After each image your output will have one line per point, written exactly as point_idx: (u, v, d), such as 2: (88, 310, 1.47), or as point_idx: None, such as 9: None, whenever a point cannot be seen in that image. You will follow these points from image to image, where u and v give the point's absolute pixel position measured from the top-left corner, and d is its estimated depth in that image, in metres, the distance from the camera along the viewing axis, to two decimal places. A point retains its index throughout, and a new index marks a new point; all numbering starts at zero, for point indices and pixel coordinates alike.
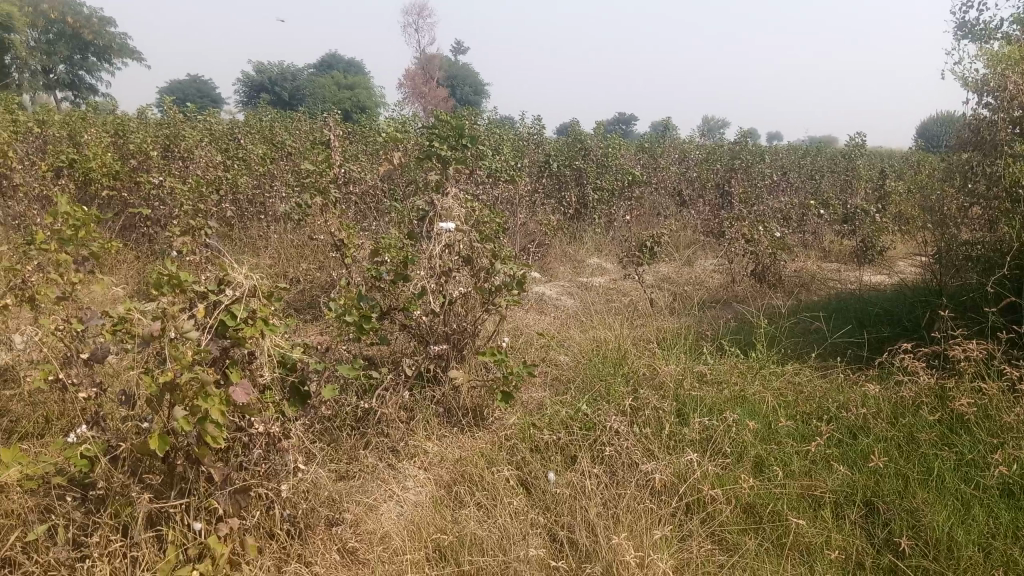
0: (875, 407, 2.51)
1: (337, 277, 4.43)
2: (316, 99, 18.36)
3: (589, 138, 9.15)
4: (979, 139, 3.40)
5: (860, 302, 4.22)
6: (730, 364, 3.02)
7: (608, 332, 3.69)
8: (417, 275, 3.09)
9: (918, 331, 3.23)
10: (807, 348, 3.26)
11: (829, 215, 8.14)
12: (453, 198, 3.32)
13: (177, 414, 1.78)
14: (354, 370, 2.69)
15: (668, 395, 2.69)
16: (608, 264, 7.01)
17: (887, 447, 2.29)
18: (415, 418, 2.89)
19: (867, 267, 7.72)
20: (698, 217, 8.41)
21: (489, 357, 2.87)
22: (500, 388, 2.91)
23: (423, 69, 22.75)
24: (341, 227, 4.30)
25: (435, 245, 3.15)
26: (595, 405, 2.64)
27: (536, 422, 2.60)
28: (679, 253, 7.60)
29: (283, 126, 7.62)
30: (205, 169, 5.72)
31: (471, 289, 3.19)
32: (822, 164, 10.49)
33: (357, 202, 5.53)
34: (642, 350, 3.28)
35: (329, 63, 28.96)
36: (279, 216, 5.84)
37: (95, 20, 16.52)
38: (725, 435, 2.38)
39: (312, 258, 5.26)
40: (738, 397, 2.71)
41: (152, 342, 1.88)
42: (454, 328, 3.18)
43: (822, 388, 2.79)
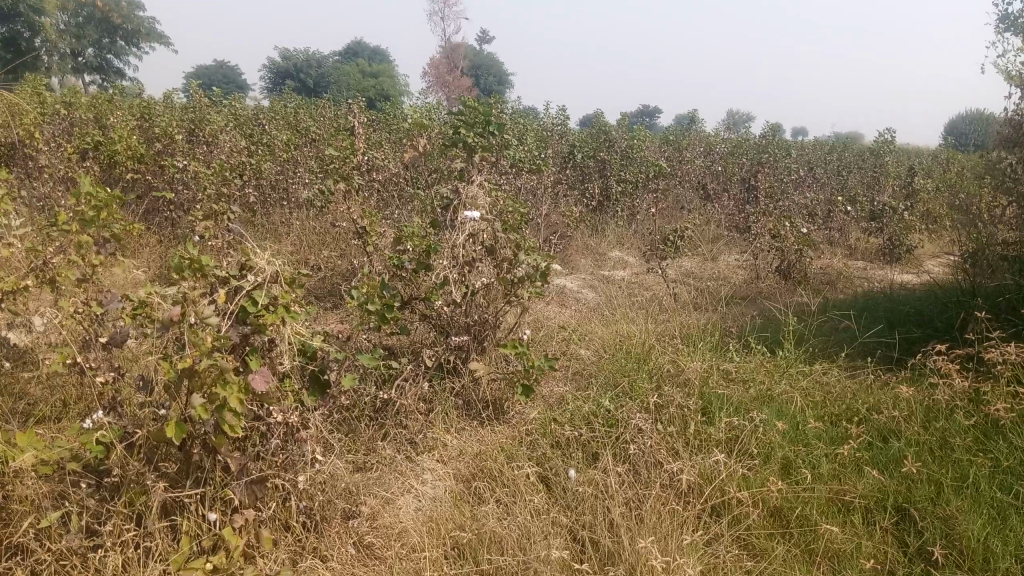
0: (907, 410, 2.44)
1: (359, 265, 4.40)
2: (340, 86, 18.37)
3: (614, 129, 9.14)
4: (1021, 135, 3.29)
5: (889, 302, 4.13)
6: (757, 361, 2.96)
7: (632, 326, 3.63)
8: (439, 265, 3.06)
9: (950, 332, 3.13)
10: (835, 348, 3.19)
11: (856, 211, 8.02)
12: (478, 187, 3.27)
13: (194, 402, 1.75)
14: (375, 360, 2.65)
15: (693, 392, 2.64)
16: (631, 257, 6.94)
17: (920, 452, 2.23)
18: (433, 410, 2.86)
19: (894, 265, 7.58)
20: (723, 211, 8.31)
21: (510, 350, 2.83)
22: (520, 381, 2.87)
23: (448, 58, 22.70)
24: (364, 214, 4.27)
25: (458, 235, 3.12)
26: (618, 401, 2.59)
27: (558, 417, 2.55)
28: (703, 247, 7.52)
29: (307, 112, 7.61)
30: (229, 154, 5.72)
31: (493, 279, 3.14)
32: (849, 160, 10.33)
33: (380, 190, 5.50)
34: (667, 346, 3.22)
35: (355, 51, 28.99)
36: (302, 202, 5.83)
37: (124, 4, 16.62)
38: (752, 436, 2.32)
39: (334, 245, 5.24)
40: (766, 397, 2.66)
41: (171, 327, 1.86)
42: (475, 319, 3.15)
43: (851, 389, 2.72)
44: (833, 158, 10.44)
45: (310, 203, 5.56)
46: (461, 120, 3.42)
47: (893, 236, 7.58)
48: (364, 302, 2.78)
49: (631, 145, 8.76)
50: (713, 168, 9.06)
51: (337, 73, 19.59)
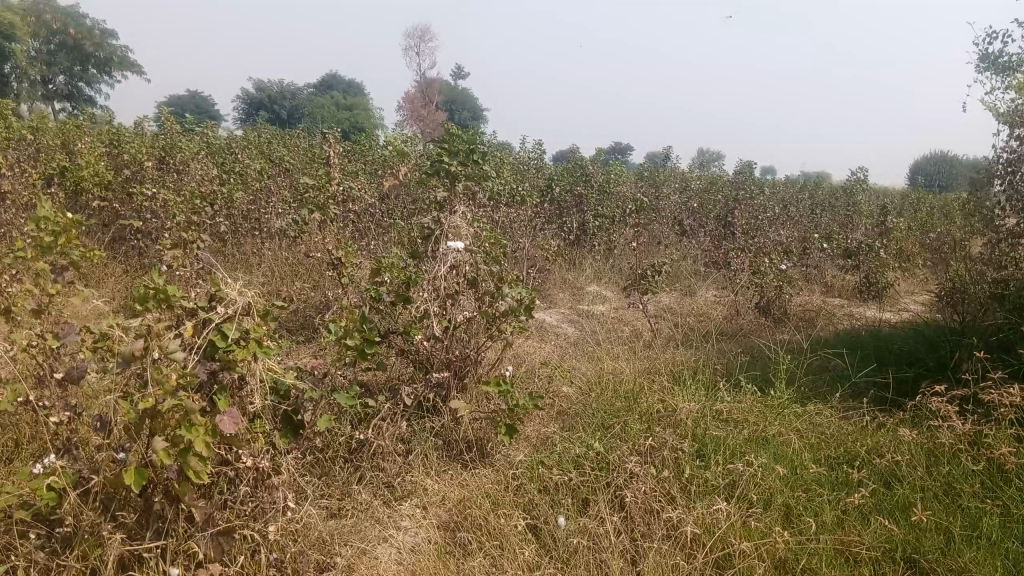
0: (906, 453, 2.36)
1: (332, 297, 4.25)
2: (315, 118, 18.29)
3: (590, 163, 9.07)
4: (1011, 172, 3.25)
5: (875, 339, 4.07)
6: (749, 401, 2.86)
7: (616, 363, 3.52)
8: (419, 298, 2.96)
9: (943, 372, 3.05)
10: (827, 388, 3.09)
11: (832, 248, 8.03)
12: (461, 217, 3.15)
13: (156, 446, 1.61)
14: (353, 399, 2.48)
15: (686, 434, 2.53)
16: (608, 291, 6.86)
17: (925, 499, 2.13)
18: (412, 452, 2.72)
19: (871, 303, 7.58)
20: (699, 247, 8.28)
21: (494, 388, 2.71)
22: (504, 421, 2.75)
23: (423, 92, 22.78)
24: (339, 245, 4.14)
25: (440, 265, 3.01)
26: (608, 443, 2.48)
27: (546, 460, 2.44)
28: (680, 282, 7.47)
29: (282, 142, 7.50)
30: (201, 181, 5.57)
31: (475, 313, 3.02)
32: (822, 198, 10.41)
33: (355, 221, 5.38)
34: (654, 384, 3.11)
35: (330, 84, 29.00)
36: (274, 232, 5.68)
37: (97, 33, 16.45)
38: (751, 481, 2.22)
39: (307, 276, 5.10)
40: (761, 439, 2.56)
41: (133, 363, 1.72)
42: (457, 355, 3.03)
43: (846, 431, 2.63)
44: (807, 196, 10.50)
45: (283, 233, 5.42)
46: (444, 148, 3.30)
47: (869, 273, 7.58)
48: (342, 337, 2.64)
49: (608, 180, 8.73)
50: (690, 205, 9.07)
51: (312, 105, 19.53)
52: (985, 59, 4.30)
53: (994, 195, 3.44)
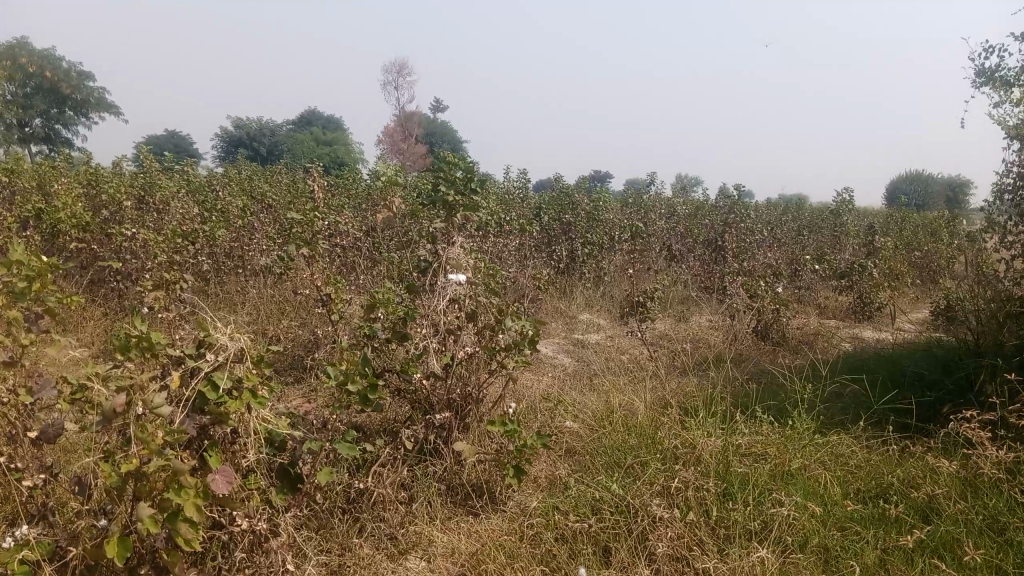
0: (943, 485, 2.23)
1: (321, 336, 4.09)
2: (295, 154, 18.17)
3: (575, 190, 9.04)
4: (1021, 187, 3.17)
5: (883, 362, 3.96)
6: (767, 432, 2.72)
7: (622, 395, 3.38)
8: (418, 334, 2.82)
9: (965, 395, 2.94)
10: (845, 417, 2.97)
11: (824, 269, 7.97)
12: (458, 249, 3.02)
13: (142, 514, 1.45)
14: (353, 449, 2.30)
15: (708, 472, 2.39)
16: (601, 319, 6.73)
17: (970, 534, 1.99)
18: (415, 499, 2.57)
19: (866, 323, 7.50)
20: (690, 272, 8.18)
21: (499, 428, 2.56)
22: (511, 462, 2.60)
23: (402, 126, 22.86)
24: (329, 281, 4.00)
25: (439, 299, 2.86)
26: (627, 484, 2.34)
27: (561, 504, 2.30)
28: (673, 308, 7.36)
29: (263, 178, 7.37)
30: (182, 219, 5.42)
31: (476, 349, 2.88)
32: (809, 219, 10.39)
33: (342, 255, 5.24)
34: (666, 417, 2.97)
35: (308, 120, 28.97)
36: (259, 269, 5.51)
37: (73, 75, 16.29)
38: (783, 522, 2.08)
39: (294, 314, 4.94)
40: (786, 474, 2.42)
41: (114, 420, 1.56)
42: (458, 393, 2.88)
43: (874, 462, 2.50)
44: (793, 218, 10.47)
45: (268, 270, 5.27)
46: (439, 177, 3.16)
47: (863, 294, 7.52)
48: (341, 382, 2.43)
49: (596, 207, 8.64)
50: (678, 229, 8.99)
51: (292, 142, 19.44)
52: (981, 75, 4.24)
53: (1005, 211, 3.35)
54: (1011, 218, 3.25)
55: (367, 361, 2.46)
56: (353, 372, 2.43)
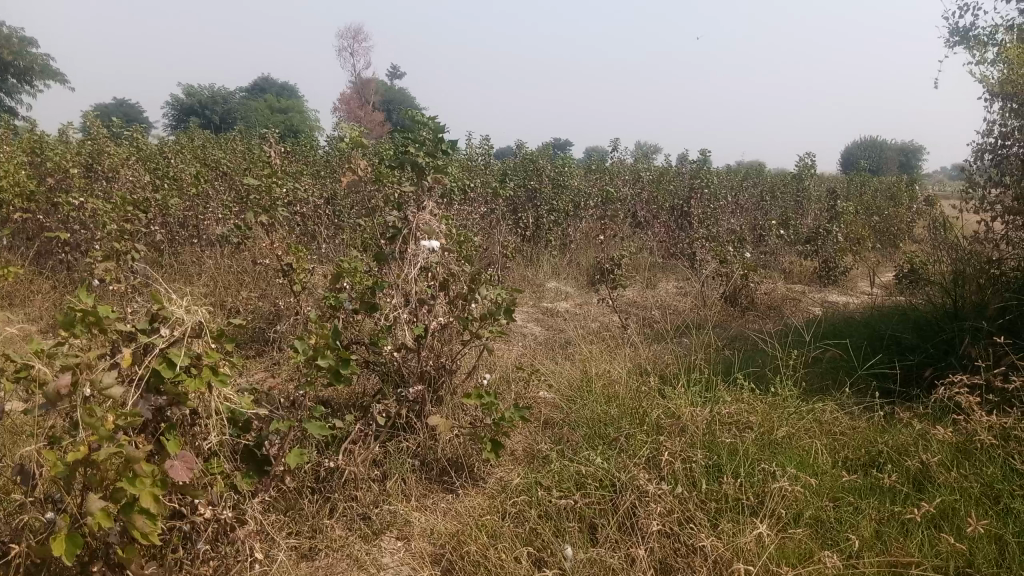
0: (934, 451, 2.17)
1: (282, 307, 3.92)
2: (250, 122, 17.69)
3: (539, 156, 8.88)
4: (999, 149, 3.13)
5: (854, 325, 3.93)
6: (751, 401, 2.64)
7: (597, 364, 3.29)
8: (388, 304, 2.67)
9: (946, 357, 2.90)
10: (827, 385, 2.91)
11: (789, 235, 7.98)
12: (430, 213, 2.87)
13: (92, 507, 1.31)
14: (324, 427, 2.15)
15: (695, 442, 2.30)
16: (568, 287, 6.64)
17: (966, 501, 1.93)
18: (388, 477, 2.45)
19: (831, 287, 7.53)
20: (656, 238, 8.13)
21: (476, 400, 2.45)
22: (488, 436, 2.49)
23: (359, 93, 22.48)
24: (291, 250, 3.83)
25: (411, 267, 2.72)
26: (612, 458, 2.24)
27: (543, 480, 2.20)
28: (641, 275, 7.30)
29: (218, 146, 7.10)
30: (133, 187, 5.17)
31: (450, 319, 2.76)
32: (772, 184, 10.40)
33: (303, 224, 5.06)
34: (646, 386, 2.88)
35: (262, 87, 28.26)
36: (215, 238, 5.29)
37: (14, 40, 15.58)
38: (776, 493, 2.00)
39: (253, 285, 4.75)
40: (775, 444, 2.34)
41: (58, 404, 1.41)
42: (431, 366, 2.75)
43: (862, 430, 2.44)
44: (756, 183, 10.45)
45: (225, 240, 5.06)
46: (409, 138, 2.97)
47: (828, 258, 7.56)
48: (310, 356, 2.25)
49: (561, 173, 8.51)
50: (643, 196, 8.90)
51: (246, 110, 18.93)
52: (955, 36, 4.18)
53: (984, 172, 3.30)
54: (991, 178, 3.20)
55: (337, 333, 2.27)
56: (322, 345, 2.25)
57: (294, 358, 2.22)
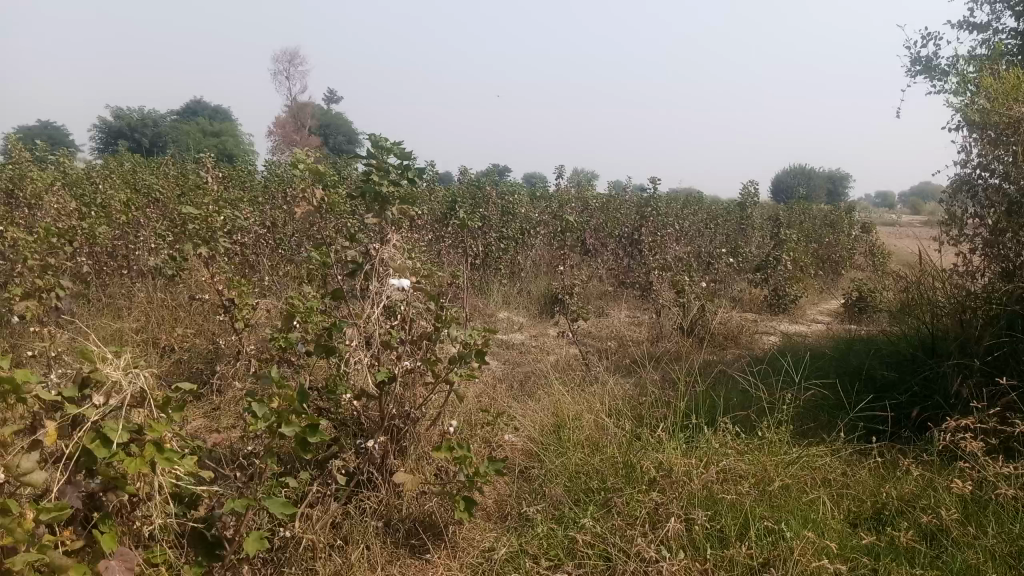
0: (947, 505, 2.03)
1: (223, 347, 3.63)
2: (181, 146, 17.13)
3: (487, 183, 8.71)
4: (976, 179, 3.04)
5: (822, 359, 3.84)
6: (741, 447, 2.47)
7: (565, 405, 3.11)
8: (348, 348, 2.42)
9: (931, 397, 2.80)
10: (814, 429, 2.79)
11: (739, 263, 7.98)
12: (395, 247, 2.64)
13: None
14: (290, 507, 1.74)
15: (690, 496, 2.12)
16: (520, 317, 6.44)
17: (990, 562, 1.80)
18: (350, 543, 2.20)
19: (781, 316, 7.52)
20: (606, 266, 8.03)
21: (447, 453, 2.24)
22: (461, 493, 2.28)
23: (294, 118, 22.13)
24: (232, 284, 3.55)
25: (374, 306, 2.48)
26: (602, 520, 2.06)
27: (530, 547, 2.03)
28: (593, 303, 7.16)
29: (150, 171, 6.72)
30: (58, 216, 4.80)
31: (416, 363, 2.53)
32: (717, 211, 10.46)
33: (242, 255, 4.77)
34: (623, 431, 2.70)
35: (194, 110, 27.57)
36: (147, 270, 4.95)
37: None
38: (788, 557, 1.82)
39: (189, 319, 4.43)
40: (771, 495, 2.16)
41: None
42: (393, 414, 2.51)
43: (864, 480, 2.30)
44: (700, 210, 10.45)
45: (159, 272, 4.73)
46: (367, 165, 2.66)
47: (778, 286, 7.58)
48: (273, 423, 1.89)
49: (508, 200, 8.35)
50: (592, 223, 8.81)
51: (177, 133, 18.34)
52: (916, 65, 4.16)
53: (959, 204, 3.22)
54: (967, 210, 3.12)
55: (305, 395, 1.91)
56: (287, 410, 1.89)
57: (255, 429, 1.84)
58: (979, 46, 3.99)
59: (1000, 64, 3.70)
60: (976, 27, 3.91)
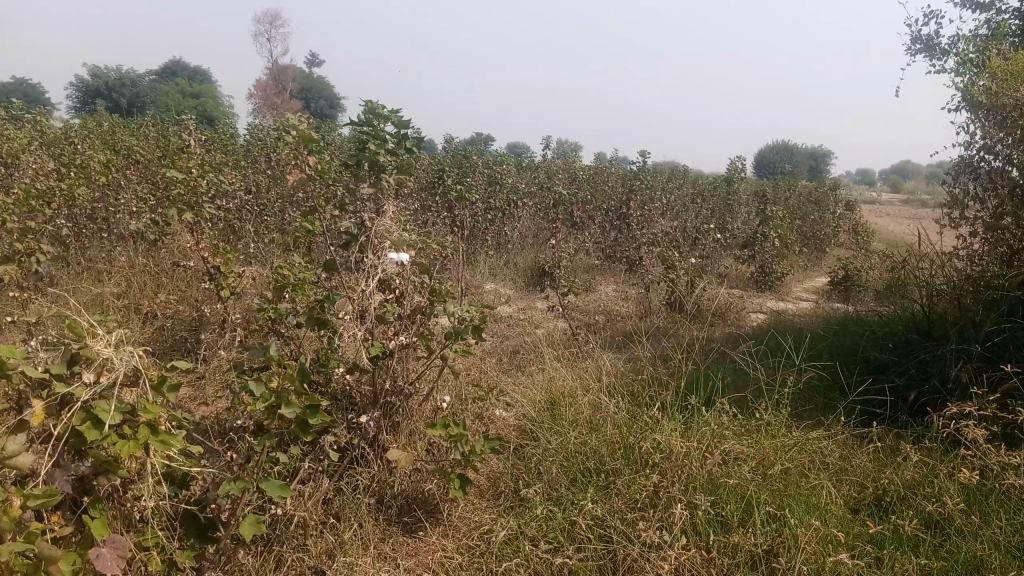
0: (951, 494, 2.01)
1: (208, 314, 3.54)
2: (159, 107, 16.77)
3: (474, 152, 8.58)
4: (981, 162, 3.00)
5: (813, 338, 3.81)
6: (739, 429, 2.44)
7: (558, 381, 3.05)
8: (343, 322, 2.34)
9: (929, 380, 2.78)
10: (811, 412, 2.77)
11: (727, 239, 7.94)
12: (391, 219, 2.55)
13: None
14: (287, 491, 1.66)
15: (691, 480, 2.08)
16: (507, 289, 6.38)
17: (996, 552, 1.78)
18: (341, 520, 2.15)
19: (767, 293, 7.51)
20: (592, 239, 7.97)
21: (444, 432, 2.18)
22: (456, 472, 2.22)
23: (275, 80, 21.75)
24: (217, 252, 3.45)
25: (371, 280, 2.40)
26: (602, 503, 2.03)
27: (529, 529, 1.99)
28: (579, 277, 7.11)
29: (130, 132, 6.54)
30: (35, 176, 4.65)
31: (412, 339, 2.46)
32: (703, 185, 10.42)
33: (226, 221, 4.65)
34: (619, 410, 2.66)
35: (172, 70, 27.04)
36: (128, 234, 4.83)
37: None
38: (793, 543, 1.80)
39: (170, 286, 4.32)
40: (772, 479, 2.12)
41: None
42: (387, 390, 2.45)
43: (864, 464, 2.28)
44: (686, 184, 10.40)
45: (140, 236, 4.61)
46: (364, 134, 2.56)
47: (765, 263, 7.55)
48: (269, 403, 1.81)
49: (495, 170, 8.23)
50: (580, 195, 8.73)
51: (155, 93, 17.94)
52: (918, 43, 4.10)
53: (961, 186, 3.18)
54: (969, 193, 3.08)
55: (305, 374, 1.83)
56: (286, 390, 1.81)
57: (254, 413, 1.75)
58: (982, 26, 3.93)
59: (1003, 44, 3.64)
60: (980, 6, 3.85)
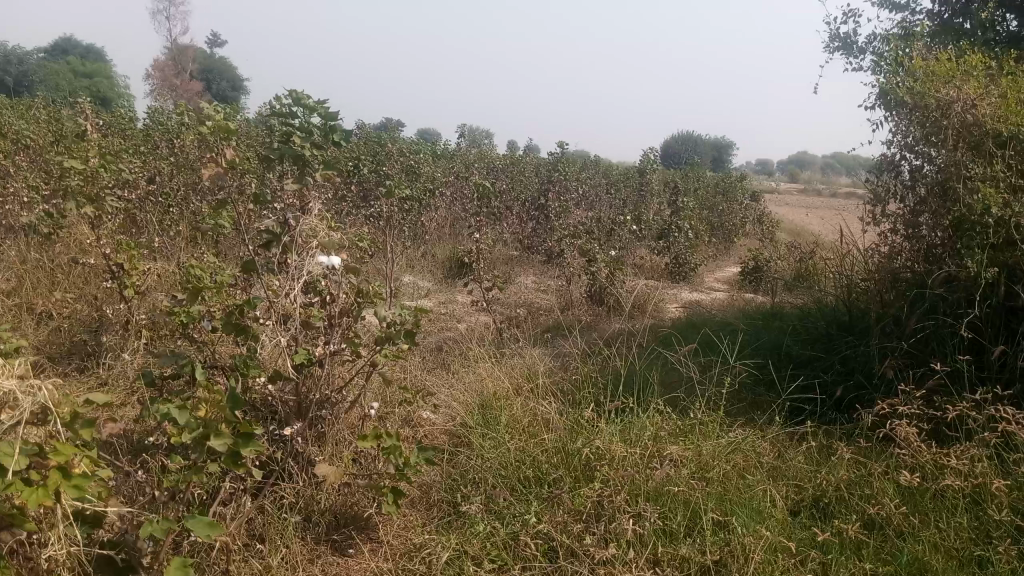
0: (888, 496, 2.03)
1: (110, 314, 3.29)
2: (48, 86, 15.77)
3: (388, 139, 8.37)
4: (901, 161, 3.05)
5: (737, 333, 3.83)
6: (678, 431, 2.40)
7: (487, 382, 2.96)
8: (267, 329, 2.19)
9: (856, 377, 2.82)
10: (745, 411, 2.77)
11: (642, 230, 8.00)
12: (316, 217, 2.41)
13: None
14: (215, 529, 1.54)
15: (636, 489, 2.03)
16: (425, 281, 6.24)
17: (936, 554, 1.80)
18: (267, 542, 2.01)
19: (681, 284, 7.59)
20: (510, 230, 7.90)
21: (378, 445, 2.07)
22: (389, 487, 2.11)
23: (175, 60, 20.80)
24: (119, 248, 3.21)
25: (296, 283, 2.25)
26: (545, 516, 1.96)
27: (472, 547, 1.90)
28: (497, 268, 7.03)
29: (17, 113, 6.09)
30: None
31: (341, 345, 2.32)
32: (617, 175, 10.49)
33: (126, 212, 4.36)
34: (554, 414, 2.59)
35: (62, 48, 25.57)
36: (18, 226, 4.48)
37: None
38: (742, 554, 1.77)
39: (65, 282, 4.02)
40: (713, 484, 2.10)
41: None
42: (314, 399, 2.30)
43: (800, 464, 2.28)
44: (601, 175, 10.44)
45: (31, 228, 4.27)
46: (288, 127, 2.40)
47: (679, 254, 7.62)
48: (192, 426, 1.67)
49: (411, 159, 8.05)
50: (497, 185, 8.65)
51: (43, 72, 16.89)
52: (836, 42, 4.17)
53: (883, 184, 3.24)
54: (891, 191, 3.13)
55: (237, 401, 1.70)
56: (215, 417, 1.68)
57: (176, 439, 1.63)
58: (897, 26, 4.02)
59: (917, 44, 3.72)
60: (896, 6, 3.94)
